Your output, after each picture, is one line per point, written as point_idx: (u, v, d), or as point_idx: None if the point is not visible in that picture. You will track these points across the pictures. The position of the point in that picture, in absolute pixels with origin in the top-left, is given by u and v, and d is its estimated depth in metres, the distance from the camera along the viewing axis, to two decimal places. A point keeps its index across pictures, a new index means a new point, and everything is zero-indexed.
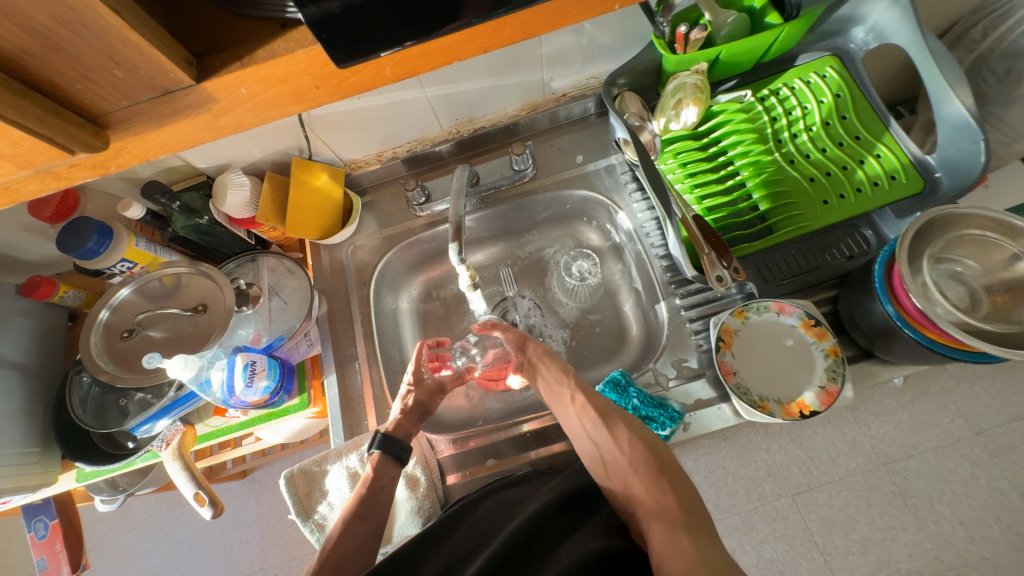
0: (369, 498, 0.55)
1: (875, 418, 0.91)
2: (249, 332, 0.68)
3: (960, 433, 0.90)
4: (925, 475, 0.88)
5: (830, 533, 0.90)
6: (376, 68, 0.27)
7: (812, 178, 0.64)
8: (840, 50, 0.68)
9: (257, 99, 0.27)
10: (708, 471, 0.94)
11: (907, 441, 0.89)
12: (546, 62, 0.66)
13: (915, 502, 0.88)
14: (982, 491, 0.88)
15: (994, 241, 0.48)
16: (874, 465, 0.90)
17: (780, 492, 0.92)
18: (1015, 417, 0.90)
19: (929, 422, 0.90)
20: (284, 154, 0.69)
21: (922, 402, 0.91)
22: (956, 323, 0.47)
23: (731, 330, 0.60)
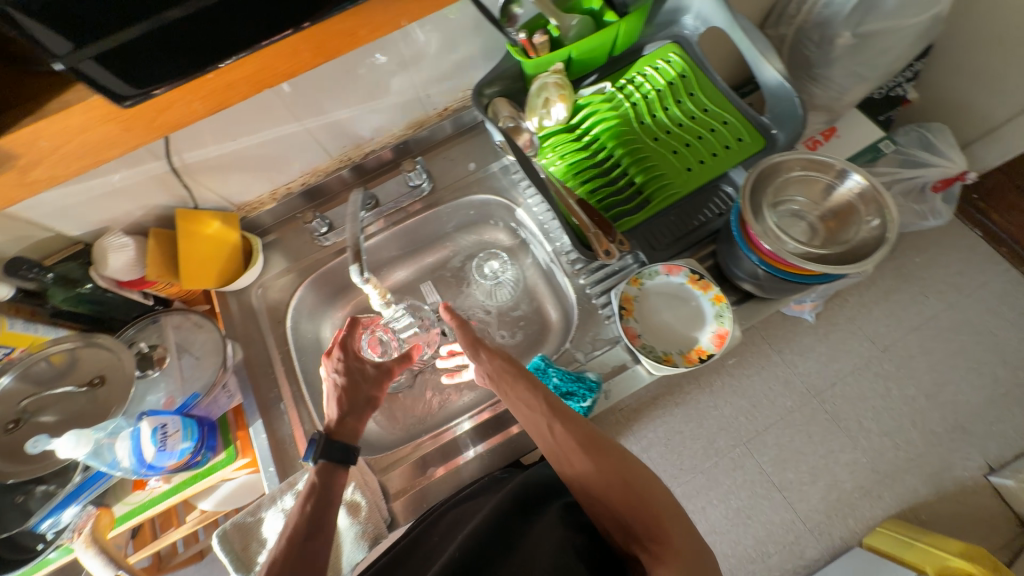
0: (312, 506, 0.51)
1: (800, 357, 1.02)
2: (160, 396, 0.65)
3: (870, 353, 1.03)
4: (850, 398, 0.99)
5: (783, 469, 0.95)
6: (180, 104, 0.41)
7: (675, 151, 0.72)
8: (678, 36, 0.76)
9: (57, 148, 0.37)
10: (667, 439, 0.97)
11: (829, 371, 1.01)
12: (418, 79, 0.69)
13: (846, 424, 0.97)
14: (897, 402, 0.99)
15: (812, 177, 0.57)
16: (807, 398, 0.99)
17: (734, 443, 0.97)
18: (909, 330, 1.04)
19: (846, 348, 1.03)
20: (167, 206, 0.67)
21: (836, 333, 1.05)
22: (801, 254, 0.54)
23: (630, 297, 0.65)
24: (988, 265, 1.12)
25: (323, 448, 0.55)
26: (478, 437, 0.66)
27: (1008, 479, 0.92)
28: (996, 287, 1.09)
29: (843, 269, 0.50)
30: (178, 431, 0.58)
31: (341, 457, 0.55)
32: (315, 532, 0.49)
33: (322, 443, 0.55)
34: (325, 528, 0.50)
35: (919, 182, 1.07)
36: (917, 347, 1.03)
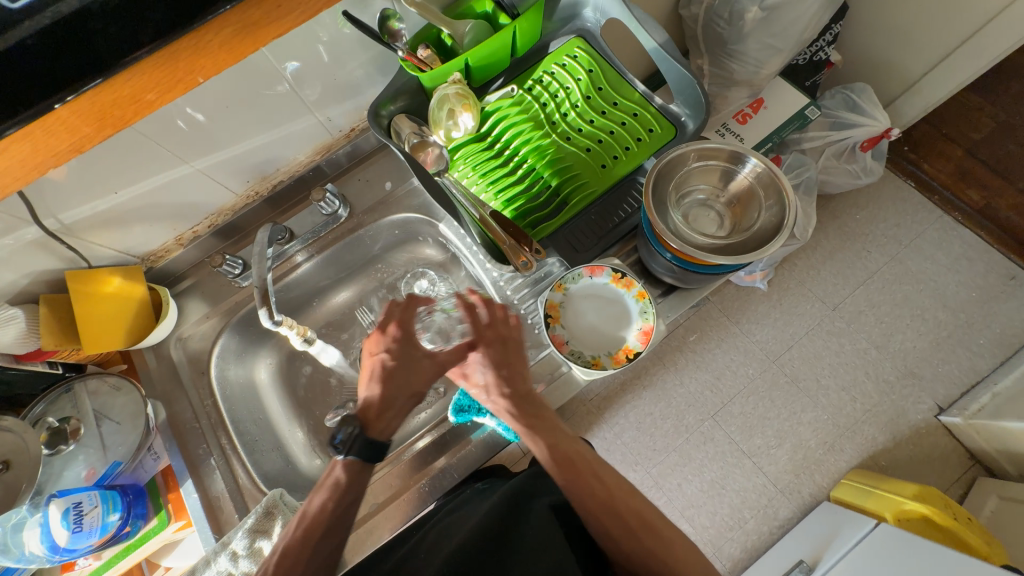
0: (327, 504, 0.47)
1: (756, 325, 1.05)
2: (80, 470, 0.61)
3: (821, 313, 1.06)
4: (805, 358, 1.02)
5: (750, 435, 0.98)
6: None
7: (588, 148, 0.71)
8: (581, 30, 0.75)
9: None
10: (639, 422, 0.99)
11: (785, 334, 1.04)
12: (312, 103, 0.66)
13: (805, 383, 1.01)
14: (850, 355, 1.02)
15: (712, 167, 0.57)
16: (768, 364, 1.03)
17: (702, 417, 1.00)
18: (856, 285, 1.07)
19: (799, 310, 1.06)
20: (55, 271, 0.62)
21: (789, 298, 1.08)
22: (708, 247, 0.54)
23: (555, 304, 0.65)
24: (921, 214, 1.12)
25: (354, 442, 0.49)
26: (421, 464, 0.65)
27: (955, 417, 0.94)
28: (931, 236, 1.10)
29: (747, 257, 0.51)
30: (94, 507, 0.55)
31: (368, 455, 0.49)
32: (326, 537, 0.46)
33: (355, 433, 0.49)
34: (335, 531, 0.47)
35: (848, 143, 1.05)
36: (864, 301, 1.06)
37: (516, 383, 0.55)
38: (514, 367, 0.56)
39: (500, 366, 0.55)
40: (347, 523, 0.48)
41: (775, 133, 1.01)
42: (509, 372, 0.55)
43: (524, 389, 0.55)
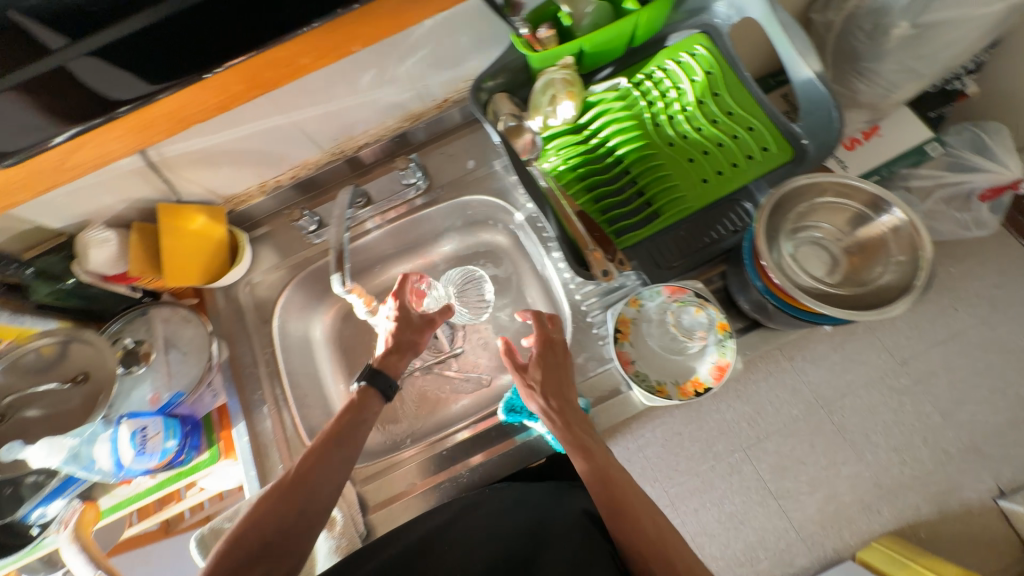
0: (352, 415, 0.57)
1: (810, 364, 0.90)
2: (146, 393, 0.64)
3: (886, 365, 0.89)
4: (860, 410, 0.87)
5: (783, 477, 0.85)
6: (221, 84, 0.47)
7: (690, 159, 0.66)
8: (707, 26, 0.68)
9: (144, 121, 0.48)
10: (664, 441, 0.88)
11: (840, 381, 0.89)
12: (414, 69, 0.63)
13: (853, 436, 0.86)
14: (909, 417, 0.86)
15: (840, 204, 0.51)
16: (814, 407, 0.88)
17: (733, 448, 0.87)
18: (934, 341, 0.90)
19: (861, 358, 0.90)
20: (149, 200, 0.64)
21: (852, 342, 0.91)
22: (813, 291, 0.48)
23: (627, 320, 0.61)
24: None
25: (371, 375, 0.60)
26: (464, 452, 0.64)
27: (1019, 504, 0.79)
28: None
29: (858, 315, 0.45)
30: (157, 433, 0.58)
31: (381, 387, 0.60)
32: (339, 445, 0.54)
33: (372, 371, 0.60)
34: (358, 437, 0.56)
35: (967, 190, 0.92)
36: (940, 363, 0.89)
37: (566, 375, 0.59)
38: (565, 364, 0.60)
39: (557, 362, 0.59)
40: (366, 433, 0.57)
41: (887, 163, 0.90)
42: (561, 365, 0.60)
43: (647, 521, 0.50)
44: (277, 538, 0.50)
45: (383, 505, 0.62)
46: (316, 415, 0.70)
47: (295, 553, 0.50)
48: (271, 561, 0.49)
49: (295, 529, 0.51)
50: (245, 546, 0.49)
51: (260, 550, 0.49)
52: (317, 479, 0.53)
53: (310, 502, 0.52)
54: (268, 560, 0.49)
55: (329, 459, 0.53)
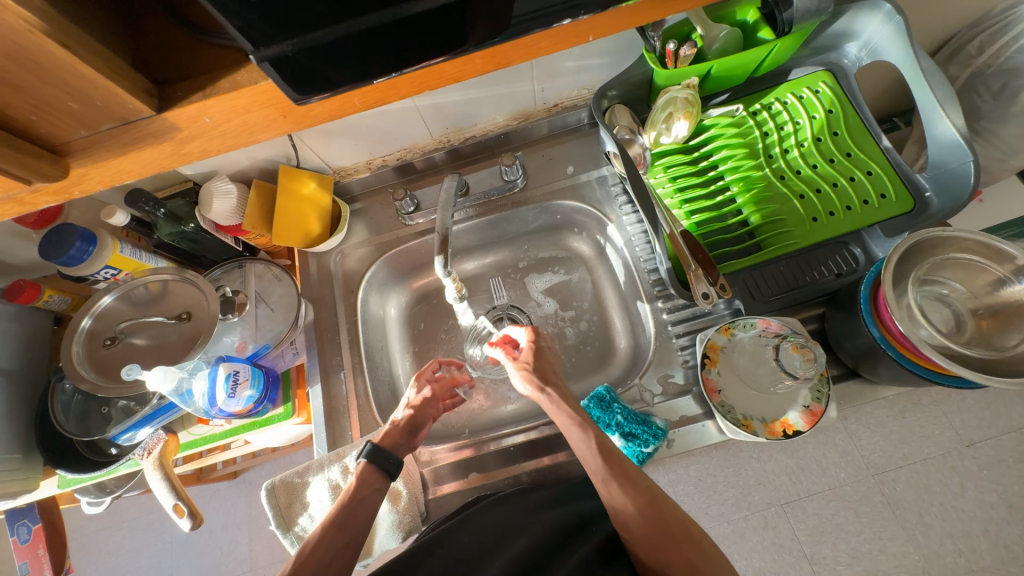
0: (354, 506, 0.53)
1: (865, 429, 0.82)
2: (234, 340, 0.66)
3: (950, 444, 0.81)
4: (914, 485, 0.80)
5: (818, 542, 0.82)
6: (346, 99, 0.32)
7: (801, 196, 0.64)
8: (833, 65, 0.67)
9: (234, 121, 0.31)
10: (697, 479, 0.84)
11: (896, 452, 0.81)
12: (538, 72, 0.65)
13: (904, 512, 0.80)
14: (970, 504, 0.80)
15: (979, 265, 0.49)
16: (864, 474, 0.82)
17: (769, 501, 0.83)
18: (1005, 430, 0.82)
19: (921, 433, 0.81)
20: (271, 161, 0.69)
21: (913, 414, 0.83)
22: (940, 348, 0.46)
23: (716, 347, 0.59)
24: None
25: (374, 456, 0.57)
26: (527, 452, 0.64)
27: None
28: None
29: (992, 379, 0.42)
30: (247, 380, 0.61)
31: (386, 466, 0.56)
32: (341, 529, 0.51)
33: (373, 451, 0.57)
34: (360, 529, 0.52)
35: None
36: (1011, 451, 0.81)
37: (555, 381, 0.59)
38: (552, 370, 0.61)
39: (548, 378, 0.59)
40: (368, 517, 0.53)
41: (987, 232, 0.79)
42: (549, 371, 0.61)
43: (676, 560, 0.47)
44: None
45: (443, 489, 0.63)
46: (383, 390, 0.72)
47: None
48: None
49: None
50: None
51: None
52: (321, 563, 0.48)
53: None
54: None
55: (327, 549, 0.49)
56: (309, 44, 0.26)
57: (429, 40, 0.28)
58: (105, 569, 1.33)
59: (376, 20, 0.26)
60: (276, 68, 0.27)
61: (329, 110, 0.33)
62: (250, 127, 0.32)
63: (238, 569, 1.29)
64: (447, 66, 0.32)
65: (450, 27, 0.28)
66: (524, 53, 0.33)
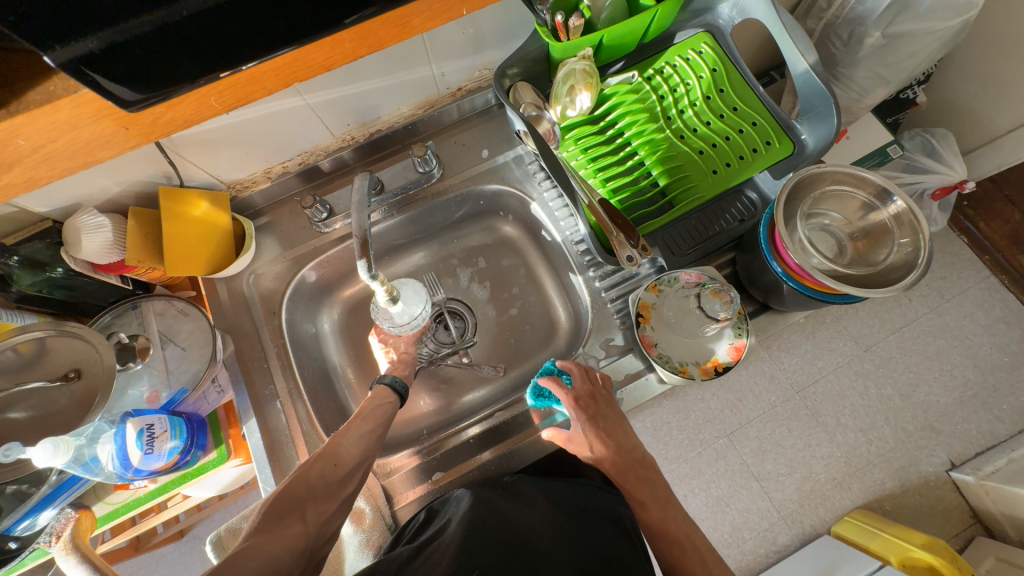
0: (373, 407, 0.60)
1: (785, 352, 0.94)
2: (143, 391, 0.59)
3: (851, 352, 0.94)
4: (830, 394, 0.92)
5: (762, 460, 0.91)
6: (198, 98, 0.34)
7: (701, 151, 0.68)
8: (711, 25, 0.72)
9: (38, 147, 0.31)
10: (654, 429, 0.92)
11: (812, 367, 0.93)
12: (434, 55, 0.63)
13: (824, 418, 0.91)
14: (872, 400, 0.92)
15: (848, 193, 0.56)
16: (790, 394, 0.92)
17: (717, 434, 0.92)
18: (891, 330, 0.95)
19: (829, 347, 0.94)
20: (146, 184, 0.60)
21: (822, 331, 0.95)
22: (827, 272, 0.52)
23: (647, 305, 0.62)
24: (968, 270, 1.01)
25: (397, 388, 0.63)
26: (487, 441, 0.64)
27: (967, 475, 0.86)
28: (977, 294, 0.98)
29: (870, 291, 0.48)
30: (165, 431, 0.54)
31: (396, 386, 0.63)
32: (363, 420, 0.58)
33: (398, 385, 0.63)
34: (381, 423, 0.59)
35: (918, 190, 0.96)
36: (896, 347, 0.94)
37: (614, 436, 0.58)
38: (608, 427, 0.58)
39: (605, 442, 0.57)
40: (386, 420, 0.60)
41: (852, 166, 0.90)
42: (603, 428, 0.57)
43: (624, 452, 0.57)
44: (321, 487, 0.52)
45: (410, 496, 0.62)
46: (329, 409, 0.68)
47: (329, 505, 0.52)
48: (318, 505, 0.51)
49: (336, 481, 0.53)
50: (292, 490, 0.50)
51: (307, 495, 0.51)
52: (348, 446, 0.55)
53: (330, 477, 0.53)
54: (315, 503, 0.51)
55: (355, 434, 0.56)
56: (114, 39, 0.27)
57: (266, 20, 0.30)
58: None
59: (191, 9, 0.27)
60: (79, 68, 0.27)
61: (182, 111, 0.35)
62: (87, 143, 0.33)
63: None
64: (314, 51, 0.34)
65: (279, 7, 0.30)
66: (397, 32, 0.36)
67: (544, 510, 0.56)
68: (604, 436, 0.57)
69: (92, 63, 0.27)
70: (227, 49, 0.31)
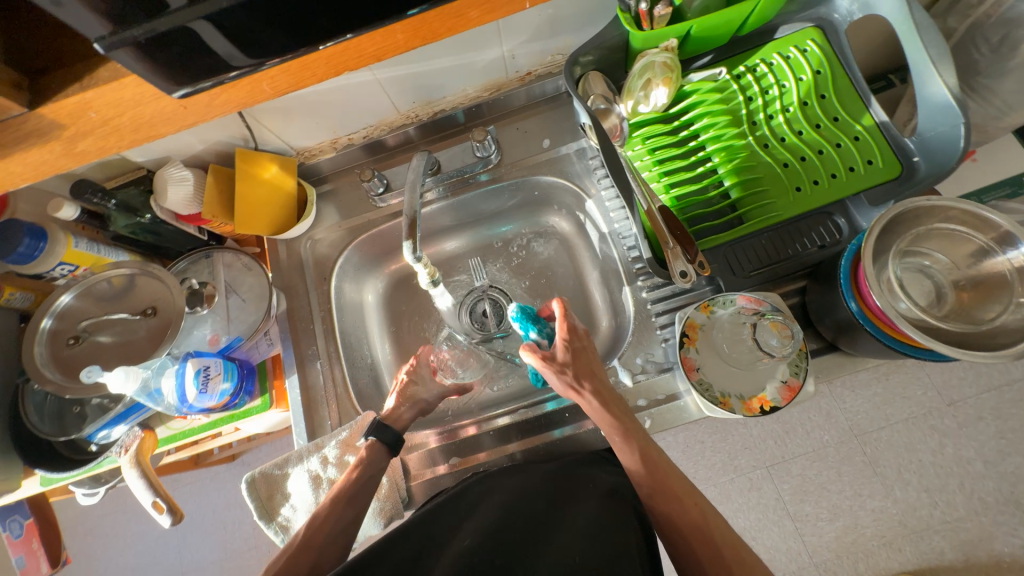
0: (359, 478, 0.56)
1: (850, 392, 0.84)
2: (206, 333, 0.64)
3: (931, 404, 0.82)
4: (896, 445, 0.82)
5: (802, 501, 0.84)
6: (253, 82, 0.33)
7: (785, 164, 0.61)
8: (823, 20, 0.63)
9: (108, 120, 0.31)
10: (685, 446, 0.88)
11: (880, 413, 0.83)
12: (507, 37, 0.60)
13: (884, 470, 0.82)
14: (948, 460, 0.81)
15: (962, 235, 0.47)
16: (848, 436, 0.83)
17: (754, 464, 0.86)
18: (990, 388, 0.81)
19: (904, 394, 0.82)
20: (227, 144, 0.65)
21: (898, 373, 0.82)
22: (916, 323, 0.45)
23: (695, 325, 0.58)
24: None
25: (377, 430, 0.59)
26: (510, 435, 0.64)
27: None
28: None
29: (968, 354, 0.41)
30: (218, 374, 0.59)
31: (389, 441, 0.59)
32: (345, 501, 0.54)
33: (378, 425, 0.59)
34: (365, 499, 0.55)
35: None
36: (990, 408, 0.81)
37: (598, 377, 0.56)
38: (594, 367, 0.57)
39: (591, 377, 0.55)
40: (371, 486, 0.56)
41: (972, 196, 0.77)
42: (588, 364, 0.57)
43: (609, 393, 0.55)
44: None
45: (424, 476, 0.63)
46: (363, 376, 0.71)
47: None
48: None
49: None
50: None
51: None
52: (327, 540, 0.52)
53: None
54: None
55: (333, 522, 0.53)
56: (159, 30, 0.26)
57: (312, 16, 0.29)
58: (114, 550, 1.36)
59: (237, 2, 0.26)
60: (129, 56, 0.27)
61: (236, 98, 0.34)
62: (148, 118, 0.33)
63: (243, 546, 1.32)
64: (364, 42, 0.33)
65: (331, 5, 0.28)
66: (454, 24, 0.33)
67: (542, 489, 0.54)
68: (588, 370, 0.56)
69: (142, 54, 0.27)
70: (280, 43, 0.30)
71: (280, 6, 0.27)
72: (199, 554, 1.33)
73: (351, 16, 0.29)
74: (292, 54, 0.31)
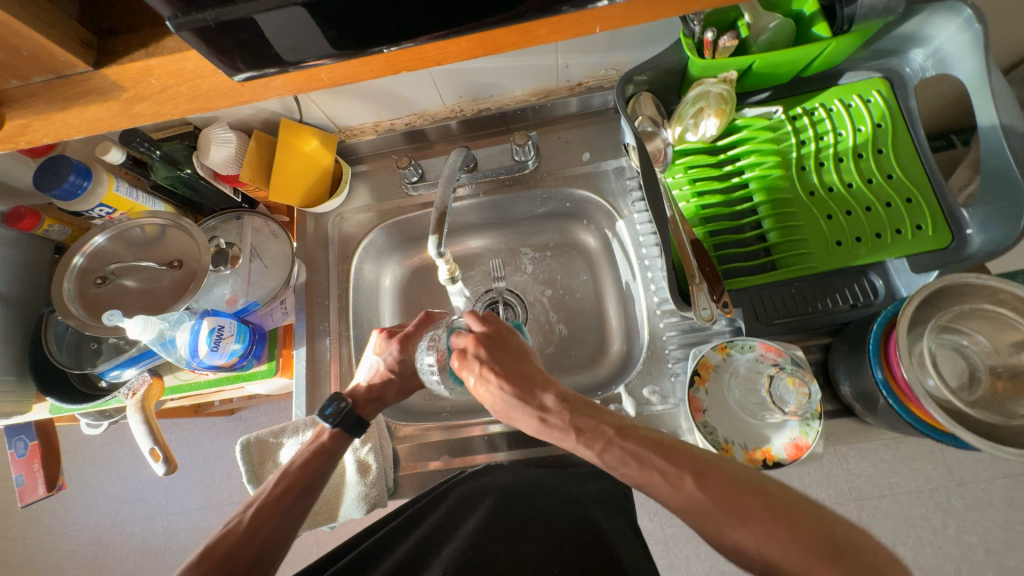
0: (317, 458, 0.55)
1: (855, 455, 0.81)
2: (224, 293, 0.65)
3: (939, 481, 0.79)
4: (895, 517, 0.80)
5: None
6: (312, 74, 0.33)
7: (829, 215, 0.59)
8: (892, 73, 0.60)
9: (167, 89, 0.31)
10: None
11: (883, 481, 0.80)
12: (564, 47, 0.60)
13: (878, 540, 0.80)
14: (947, 541, 0.78)
15: (1008, 321, 0.45)
16: (846, 499, 0.81)
17: None
18: (1003, 475, 0.78)
19: (912, 466, 0.80)
20: (273, 113, 0.66)
21: (909, 444, 0.80)
22: (942, 403, 0.43)
23: (709, 365, 0.57)
24: None
25: (342, 416, 0.58)
26: (503, 443, 0.64)
27: None
28: None
29: (994, 447, 0.38)
30: (230, 335, 0.60)
31: (352, 426, 0.58)
32: (303, 487, 0.53)
33: (345, 410, 0.58)
34: (314, 482, 0.54)
35: None
36: (1001, 496, 0.78)
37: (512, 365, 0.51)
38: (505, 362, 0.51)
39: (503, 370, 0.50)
40: (324, 470, 0.55)
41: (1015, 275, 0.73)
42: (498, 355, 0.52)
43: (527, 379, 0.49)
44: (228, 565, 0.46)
45: (414, 467, 0.63)
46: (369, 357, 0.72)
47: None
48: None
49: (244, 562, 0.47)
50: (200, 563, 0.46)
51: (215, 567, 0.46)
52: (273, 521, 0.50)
53: (238, 552, 0.47)
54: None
55: (283, 503, 0.51)
56: (230, 19, 0.26)
57: (377, 21, 0.28)
58: (108, 481, 1.41)
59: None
60: (199, 37, 0.27)
61: (289, 82, 0.33)
62: (206, 90, 0.32)
63: (228, 498, 1.35)
64: (427, 47, 0.32)
65: (400, 11, 0.28)
66: (519, 39, 0.32)
67: (530, 494, 0.57)
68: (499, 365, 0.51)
69: (212, 34, 0.27)
70: (348, 41, 0.29)
71: (351, 6, 0.27)
72: (186, 500, 1.37)
73: (421, 22, 0.29)
74: (351, 55, 0.31)
